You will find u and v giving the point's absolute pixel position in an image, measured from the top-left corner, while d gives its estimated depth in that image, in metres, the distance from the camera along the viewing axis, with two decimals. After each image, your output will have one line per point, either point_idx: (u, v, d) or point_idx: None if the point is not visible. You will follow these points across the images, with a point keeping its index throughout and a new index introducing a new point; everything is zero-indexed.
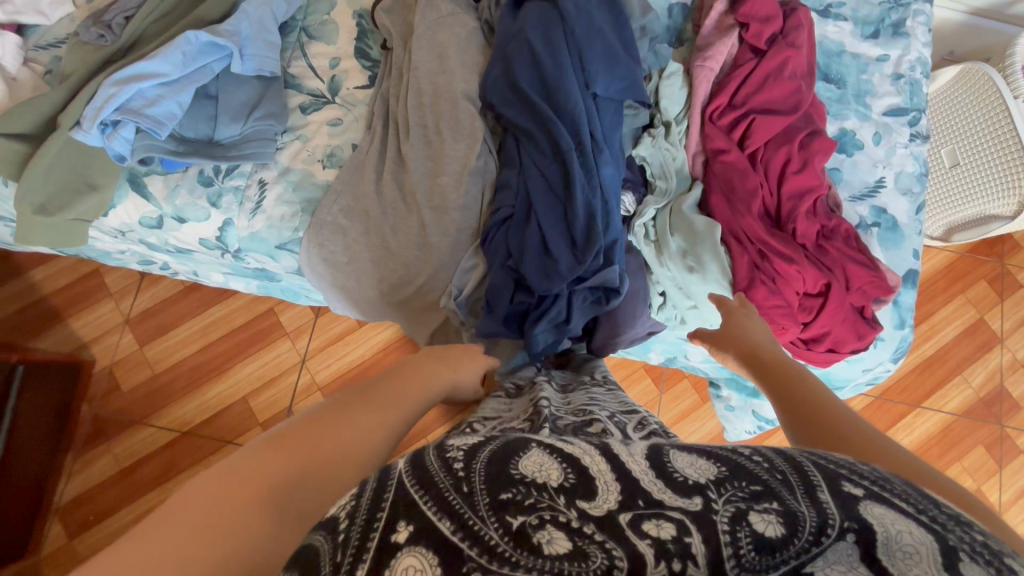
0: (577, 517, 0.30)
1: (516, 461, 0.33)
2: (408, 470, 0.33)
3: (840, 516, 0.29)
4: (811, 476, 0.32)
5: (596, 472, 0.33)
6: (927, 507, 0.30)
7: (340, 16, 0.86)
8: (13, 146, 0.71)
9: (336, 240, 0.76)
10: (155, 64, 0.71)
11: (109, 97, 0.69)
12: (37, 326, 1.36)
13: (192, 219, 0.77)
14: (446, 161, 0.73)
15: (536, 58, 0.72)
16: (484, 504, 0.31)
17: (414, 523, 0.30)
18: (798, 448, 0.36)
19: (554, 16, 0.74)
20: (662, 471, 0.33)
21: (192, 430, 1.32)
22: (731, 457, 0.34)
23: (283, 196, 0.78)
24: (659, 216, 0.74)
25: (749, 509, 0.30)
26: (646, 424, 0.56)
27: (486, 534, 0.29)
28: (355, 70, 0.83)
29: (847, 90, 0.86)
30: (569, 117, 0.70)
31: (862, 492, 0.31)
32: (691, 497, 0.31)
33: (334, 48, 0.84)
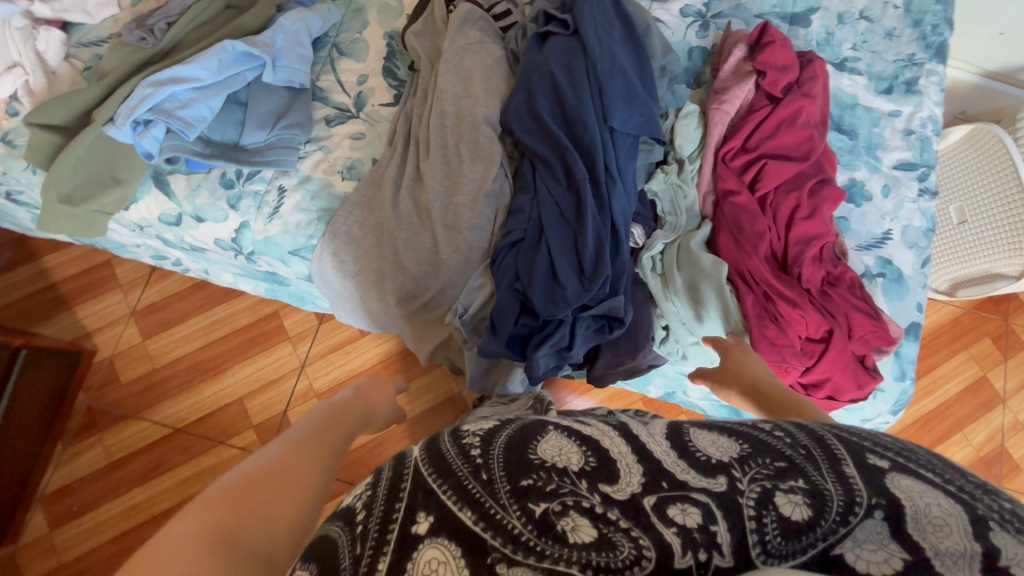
0: (600, 502, 0.36)
1: (534, 448, 0.39)
2: (425, 462, 0.40)
3: (867, 493, 0.34)
4: (836, 451, 0.37)
5: (618, 457, 0.39)
6: (952, 477, 0.35)
7: (372, 35, 0.89)
8: (47, 137, 0.74)
9: (348, 251, 0.78)
10: (192, 69, 0.73)
11: (145, 97, 0.71)
12: (43, 312, 1.38)
13: (210, 220, 0.79)
14: (463, 182, 0.75)
15: (557, 90, 0.74)
16: (506, 494, 0.36)
17: (433, 514, 0.36)
18: (821, 424, 0.41)
19: (578, 50, 0.76)
20: (685, 452, 0.38)
21: (186, 428, 1.32)
22: (753, 435, 0.39)
23: (300, 204, 0.80)
24: (667, 250, 0.76)
25: (775, 490, 0.35)
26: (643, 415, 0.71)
27: (510, 523, 0.35)
28: (382, 88, 0.86)
29: (859, 141, 0.88)
30: (586, 149, 0.72)
31: (887, 465, 0.35)
32: (716, 478, 0.36)
33: (363, 65, 0.87)
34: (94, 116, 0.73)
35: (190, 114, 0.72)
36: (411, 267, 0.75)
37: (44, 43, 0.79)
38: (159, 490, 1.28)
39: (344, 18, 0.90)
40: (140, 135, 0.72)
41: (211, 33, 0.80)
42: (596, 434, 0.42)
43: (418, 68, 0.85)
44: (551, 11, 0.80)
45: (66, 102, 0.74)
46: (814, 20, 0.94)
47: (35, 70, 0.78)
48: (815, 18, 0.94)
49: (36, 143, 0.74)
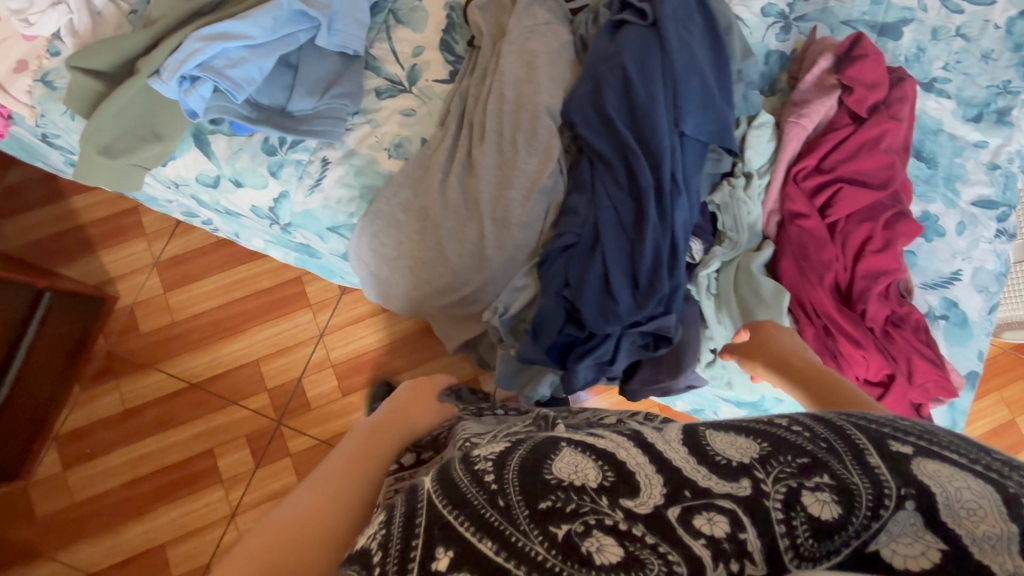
0: (624, 519, 0.32)
1: (550, 466, 0.36)
2: (439, 491, 0.35)
3: (895, 483, 0.30)
4: (857, 440, 0.33)
5: (636, 467, 0.35)
6: (979, 455, 0.31)
7: (432, 4, 0.83)
8: (89, 84, 0.70)
9: (388, 233, 0.75)
10: (245, 25, 0.68)
11: (192, 51, 0.66)
12: (69, 252, 1.37)
13: (248, 185, 0.76)
14: (517, 174, 0.71)
15: (628, 85, 0.69)
16: (525, 519, 0.33)
17: (454, 548, 0.32)
18: (834, 410, 0.37)
19: (654, 44, 0.70)
20: (705, 457, 0.35)
21: (200, 384, 1.32)
22: (770, 431, 0.35)
23: (344, 179, 0.76)
24: (724, 271, 0.72)
25: (802, 489, 0.32)
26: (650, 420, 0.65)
27: (533, 549, 0.32)
28: (437, 62, 0.81)
29: (938, 171, 0.82)
30: (653, 154, 0.67)
31: (910, 450, 0.32)
32: (738, 482, 0.33)
33: (420, 36, 0.82)
34: (138, 66, 0.70)
35: (239, 74, 0.68)
36: (453, 260, 0.72)
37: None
38: (171, 443, 1.28)
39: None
40: (186, 93, 0.68)
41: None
42: (611, 447, 0.38)
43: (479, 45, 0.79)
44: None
45: (110, 48, 0.70)
46: (906, 32, 0.87)
47: (78, 10, 0.74)
48: (906, 31, 0.87)
49: (79, 89, 0.71)
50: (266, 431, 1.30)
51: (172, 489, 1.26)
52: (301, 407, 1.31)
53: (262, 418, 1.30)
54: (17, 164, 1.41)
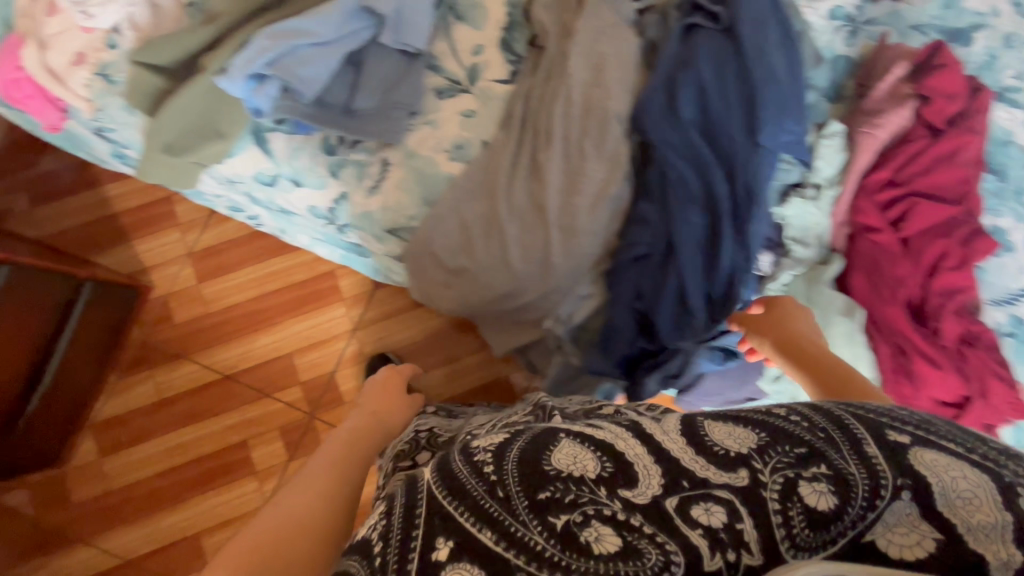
0: (622, 509, 0.34)
1: (549, 458, 0.36)
2: (438, 483, 0.37)
3: (892, 474, 0.32)
4: (855, 430, 0.34)
5: (634, 456, 0.36)
6: (975, 445, 0.33)
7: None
8: (152, 79, 0.69)
9: (449, 237, 0.75)
10: (312, 23, 0.66)
11: (264, 50, 0.64)
12: (104, 239, 1.37)
13: (308, 185, 0.75)
14: (584, 181, 0.69)
15: (704, 93, 0.68)
16: (524, 509, 0.34)
17: (454, 539, 0.34)
18: (832, 400, 0.38)
19: (730, 51, 0.69)
20: (701, 446, 0.36)
21: (233, 375, 1.32)
22: (768, 421, 0.36)
23: (403, 181, 0.75)
24: (794, 283, 0.71)
25: (798, 479, 0.33)
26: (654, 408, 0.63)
27: (532, 539, 0.33)
28: (497, 62, 0.78)
29: (1008, 184, 0.80)
30: (728, 164, 0.67)
31: (908, 440, 0.33)
32: (736, 472, 0.34)
33: (480, 33, 0.79)
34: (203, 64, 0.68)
35: (307, 73, 0.66)
36: (517, 268, 0.71)
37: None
38: (206, 432, 1.29)
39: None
40: (252, 93, 0.66)
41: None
42: (610, 437, 0.38)
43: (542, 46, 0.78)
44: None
45: (170, 43, 0.69)
46: (977, 39, 0.85)
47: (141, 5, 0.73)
48: (978, 37, 0.85)
49: (141, 86, 0.70)
50: (298, 424, 1.30)
51: (206, 479, 1.27)
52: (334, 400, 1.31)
53: (295, 411, 1.31)
54: (51, 149, 1.40)
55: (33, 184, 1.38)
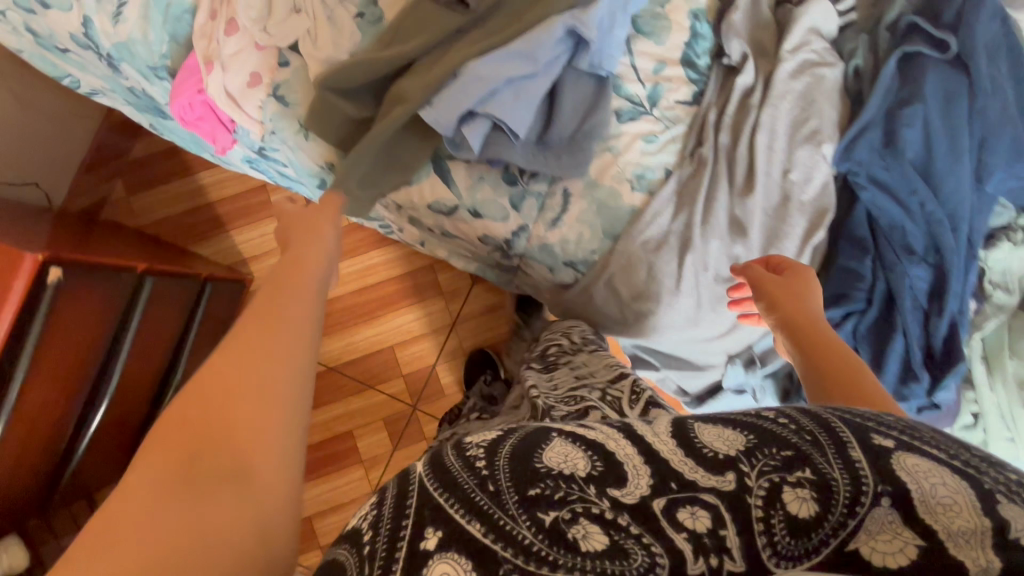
0: (611, 508, 0.29)
1: (539, 454, 0.31)
2: (431, 475, 0.31)
3: (874, 479, 0.27)
4: (840, 434, 0.29)
5: (624, 456, 0.31)
6: (955, 449, 0.29)
7: (675, 12, 0.74)
8: (345, 108, 0.67)
9: (634, 274, 0.72)
10: (518, 57, 0.63)
11: (477, 84, 0.62)
12: (202, 231, 1.20)
13: (488, 217, 0.73)
14: (788, 235, 0.69)
15: (928, 129, 0.66)
16: (515, 503, 0.29)
17: (443, 528, 0.29)
18: (818, 400, 0.33)
19: (960, 82, 0.67)
20: (689, 447, 0.30)
21: (336, 367, 1.24)
22: (756, 421, 0.31)
23: (585, 215, 0.72)
24: (998, 331, 0.68)
25: (783, 485, 0.28)
26: (641, 393, 0.54)
27: (520, 534, 0.28)
28: (681, 80, 0.74)
29: None
30: (952, 214, 0.66)
31: (892, 444, 0.29)
32: (723, 475, 0.29)
33: (662, 49, 0.74)
34: (395, 87, 0.65)
35: (517, 107, 0.64)
36: (704, 311, 0.72)
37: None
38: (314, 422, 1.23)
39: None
40: (462, 126, 0.65)
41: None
42: (600, 432, 0.33)
43: (739, 67, 0.74)
44: (924, 23, 0.68)
45: (363, 71, 0.65)
46: None
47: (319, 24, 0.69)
48: None
49: (336, 115, 0.68)
50: (401, 417, 1.23)
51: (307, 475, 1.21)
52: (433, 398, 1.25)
53: (397, 403, 1.24)
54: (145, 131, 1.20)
55: (125, 170, 1.20)
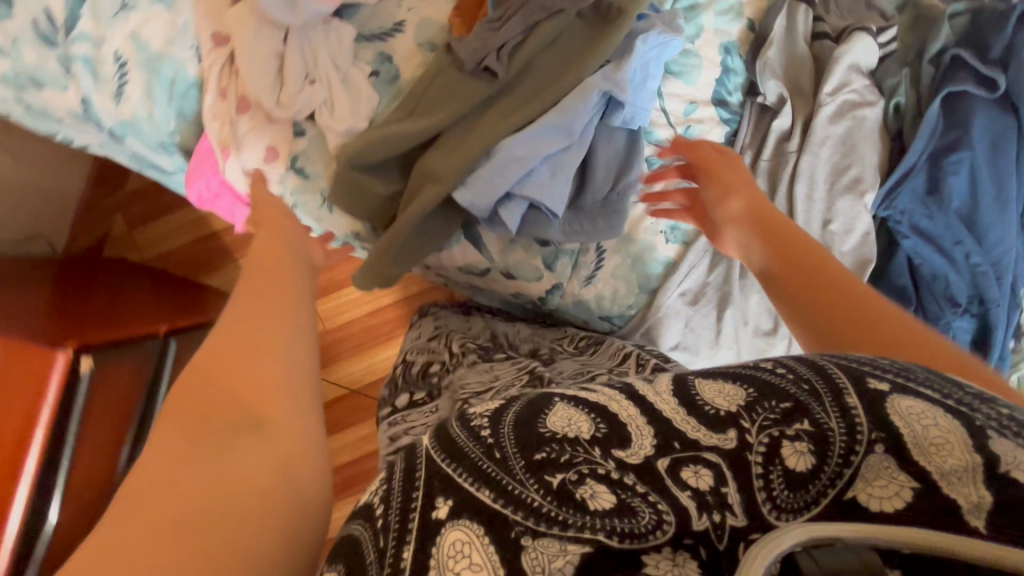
0: (616, 469, 0.35)
1: (544, 419, 0.37)
2: (436, 446, 0.38)
3: (869, 428, 0.33)
4: (837, 380, 0.35)
5: (627, 418, 0.37)
6: (952, 390, 0.34)
7: (705, 48, 0.80)
8: (377, 189, 0.70)
9: (675, 329, 0.76)
10: (544, 133, 0.65)
11: (513, 163, 0.64)
12: (212, 261, 1.19)
13: (522, 277, 0.75)
14: None
15: (975, 177, 0.75)
16: (520, 469, 0.35)
17: (452, 498, 0.35)
18: (818, 351, 0.39)
19: (1011, 123, 0.76)
20: (692, 405, 0.37)
21: (360, 390, 1.24)
22: (755, 376, 0.37)
23: (621, 269, 0.75)
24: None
25: (782, 439, 0.34)
26: (644, 361, 0.62)
27: (529, 496, 0.34)
28: (712, 119, 0.81)
29: None
30: (1000, 262, 0.75)
31: (886, 388, 0.34)
32: (726, 434, 0.35)
33: (694, 89, 0.80)
34: (422, 159, 0.68)
35: (557, 178, 0.66)
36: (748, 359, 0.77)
37: (337, 52, 0.72)
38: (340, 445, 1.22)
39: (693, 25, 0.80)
40: (501, 210, 0.67)
41: (562, 55, 0.70)
42: (602, 396, 0.39)
43: (775, 105, 0.82)
44: (969, 59, 0.77)
45: (385, 147, 0.67)
46: None
47: (334, 90, 0.71)
48: None
49: (363, 194, 0.70)
50: None
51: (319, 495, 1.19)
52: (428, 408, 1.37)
53: None
54: None
55: (125, 203, 1.16)
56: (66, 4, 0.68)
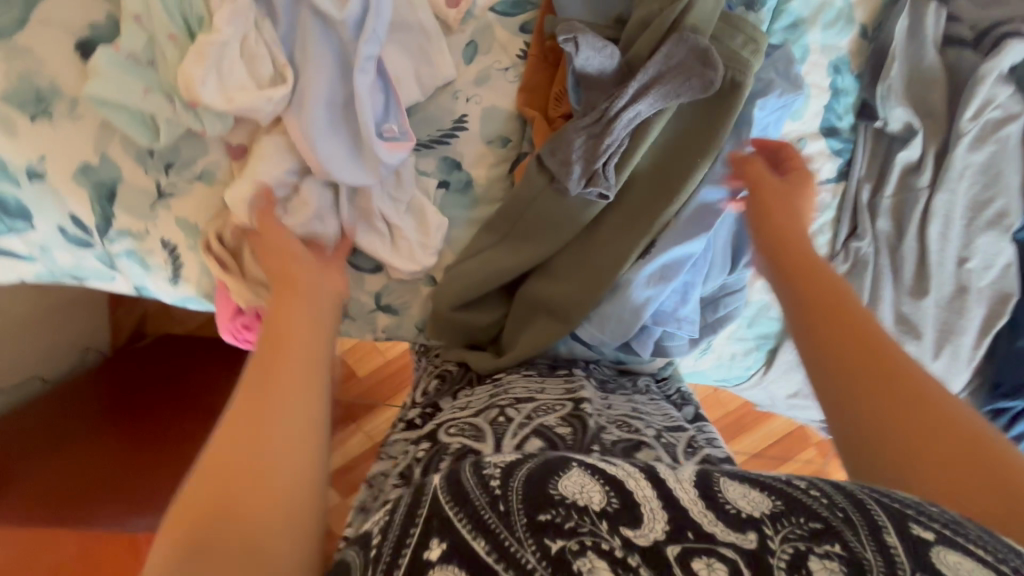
0: (620, 546, 0.54)
1: (559, 489, 0.58)
2: (447, 496, 0.59)
3: (909, 573, 0.51)
4: (879, 522, 0.55)
5: (642, 498, 0.58)
6: (999, 553, 0.52)
7: (817, 79, 1.12)
8: (481, 320, 1.26)
9: (792, 378, 1.64)
10: (674, 256, 1.15)
11: (626, 309, 1.18)
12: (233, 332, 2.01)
13: (632, 359, 1.27)
14: (967, 331, 1.16)
15: None
16: (523, 530, 0.56)
17: (444, 543, 0.56)
18: (864, 490, 0.59)
19: None
20: (717, 505, 0.58)
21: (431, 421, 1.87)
22: (788, 498, 0.58)
23: (741, 333, 1.57)
24: None
25: (812, 555, 0.53)
26: (699, 452, 0.95)
27: (526, 555, 0.54)
28: (822, 152, 1.16)
29: None
30: None
31: (933, 538, 0.54)
32: (748, 537, 0.55)
33: (802, 123, 1.15)
34: (524, 290, 1.24)
35: (673, 315, 1.22)
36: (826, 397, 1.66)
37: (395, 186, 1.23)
38: None
39: (802, 62, 1.12)
40: (631, 340, 1.23)
41: (664, 150, 1.15)
42: (623, 476, 0.61)
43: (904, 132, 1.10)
44: None
45: (481, 272, 1.23)
46: None
47: (400, 220, 1.24)
48: None
49: (469, 321, 1.26)
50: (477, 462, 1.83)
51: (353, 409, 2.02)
52: (794, 431, 2.09)
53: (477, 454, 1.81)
54: None
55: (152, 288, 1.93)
56: (91, 212, 1.19)
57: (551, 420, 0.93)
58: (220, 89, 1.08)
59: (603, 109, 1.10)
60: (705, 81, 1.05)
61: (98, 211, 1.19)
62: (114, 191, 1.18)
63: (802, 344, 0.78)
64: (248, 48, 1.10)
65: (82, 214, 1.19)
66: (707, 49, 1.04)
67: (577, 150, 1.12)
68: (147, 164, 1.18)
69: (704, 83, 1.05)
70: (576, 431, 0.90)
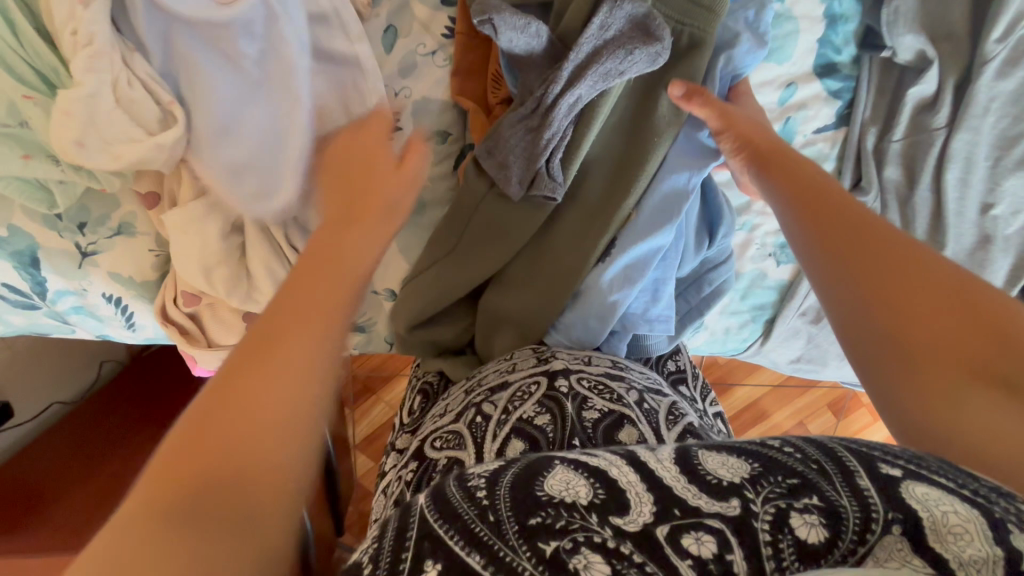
0: (612, 536, 0.40)
1: (544, 484, 0.44)
2: (431, 507, 0.45)
3: (885, 510, 0.39)
4: (849, 465, 0.42)
5: (627, 483, 0.44)
6: (967, 482, 0.41)
7: (805, 12, 0.95)
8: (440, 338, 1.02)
9: (793, 344, 1.48)
10: (637, 244, 0.93)
11: (592, 315, 0.95)
12: None
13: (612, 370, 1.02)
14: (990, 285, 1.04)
15: None
16: (514, 535, 0.41)
17: (440, 562, 0.41)
18: (834, 438, 0.46)
19: None
20: (696, 476, 0.44)
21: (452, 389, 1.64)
22: (763, 453, 0.44)
23: (735, 307, 1.40)
24: None
25: (792, 511, 0.40)
26: (678, 418, 0.73)
27: (520, 563, 0.40)
28: (816, 97, 1.00)
29: None
30: None
31: (899, 473, 0.41)
32: (729, 502, 0.41)
33: (787, 66, 0.98)
34: (487, 301, 1.01)
35: (644, 317, 0.97)
36: (832, 366, 1.51)
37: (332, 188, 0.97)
38: None
39: None
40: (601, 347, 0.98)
41: (622, 131, 0.95)
42: (603, 464, 0.47)
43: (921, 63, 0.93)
44: None
45: (431, 286, 1.01)
46: None
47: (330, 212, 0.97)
48: None
49: (431, 337, 1.02)
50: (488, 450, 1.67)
51: (374, 382, 1.82)
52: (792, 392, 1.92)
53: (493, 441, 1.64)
54: None
55: None
56: (23, 276, 1.03)
57: (530, 410, 0.72)
58: (103, 147, 0.87)
59: (538, 96, 0.89)
60: (651, 53, 0.84)
61: (27, 276, 1.03)
62: (38, 251, 1.01)
63: (832, 279, 0.61)
64: (122, 91, 0.85)
65: (14, 281, 1.04)
66: (648, 16, 0.85)
67: (517, 149, 0.92)
68: (60, 227, 1.00)
69: (654, 57, 0.84)
70: (557, 418, 0.70)
